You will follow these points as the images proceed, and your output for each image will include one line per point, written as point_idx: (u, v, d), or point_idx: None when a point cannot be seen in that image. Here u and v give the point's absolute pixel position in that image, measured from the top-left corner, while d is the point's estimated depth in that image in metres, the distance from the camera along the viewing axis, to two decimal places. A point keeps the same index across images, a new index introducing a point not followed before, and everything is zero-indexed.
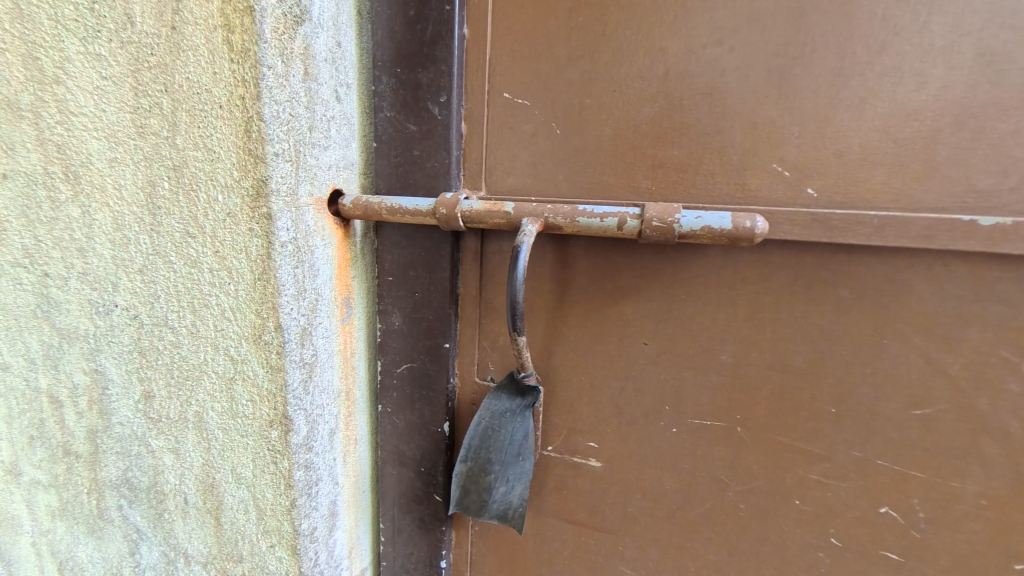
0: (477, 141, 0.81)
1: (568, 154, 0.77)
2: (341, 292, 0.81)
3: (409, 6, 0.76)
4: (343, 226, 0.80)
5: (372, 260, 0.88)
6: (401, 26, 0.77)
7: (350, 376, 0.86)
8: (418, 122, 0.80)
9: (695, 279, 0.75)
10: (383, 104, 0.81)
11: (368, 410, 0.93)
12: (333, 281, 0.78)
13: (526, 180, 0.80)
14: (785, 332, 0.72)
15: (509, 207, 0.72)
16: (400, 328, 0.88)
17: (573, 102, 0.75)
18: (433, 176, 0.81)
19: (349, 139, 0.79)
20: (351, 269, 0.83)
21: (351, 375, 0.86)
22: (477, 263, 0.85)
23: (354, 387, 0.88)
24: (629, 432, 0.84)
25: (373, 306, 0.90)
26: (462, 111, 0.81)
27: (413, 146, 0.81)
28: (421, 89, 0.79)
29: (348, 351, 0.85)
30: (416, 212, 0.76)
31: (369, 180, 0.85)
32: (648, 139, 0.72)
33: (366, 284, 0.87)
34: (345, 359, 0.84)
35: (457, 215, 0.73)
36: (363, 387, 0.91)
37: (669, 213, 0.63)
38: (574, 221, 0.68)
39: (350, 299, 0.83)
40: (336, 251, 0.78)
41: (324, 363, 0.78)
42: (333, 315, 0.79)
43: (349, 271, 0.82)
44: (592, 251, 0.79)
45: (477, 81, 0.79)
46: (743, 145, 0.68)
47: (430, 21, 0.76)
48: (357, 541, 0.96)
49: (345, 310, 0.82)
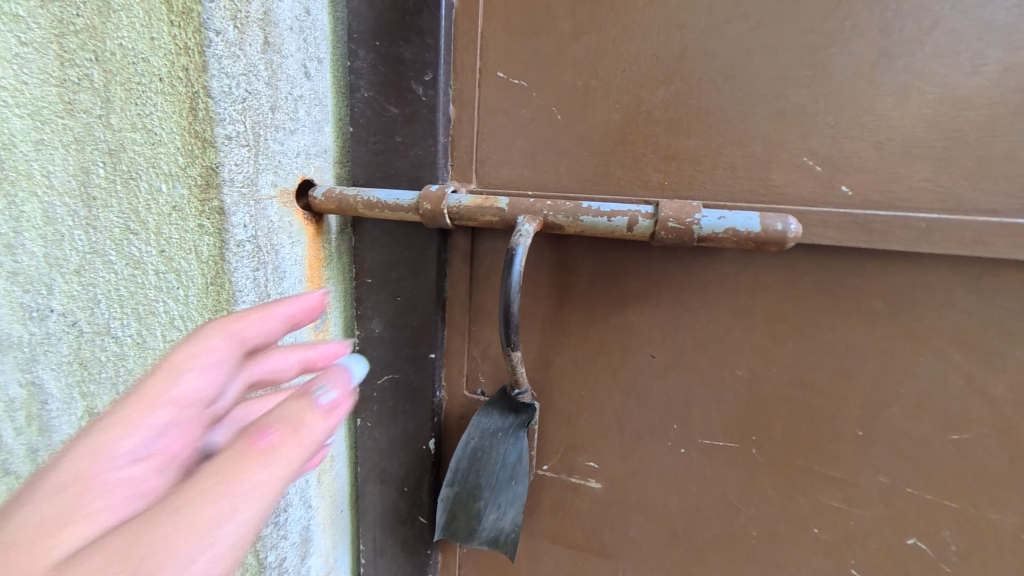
0: (467, 127, 0.72)
1: (570, 143, 0.68)
2: None
3: None
4: (314, 222, 0.71)
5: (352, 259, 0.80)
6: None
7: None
8: (400, 104, 0.70)
9: (709, 285, 0.67)
10: (359, 80, 0.71)
11: (347, 425, 0.86)
12: (303, 284, 0.70)
13: (522, 174, 0.71)
14: (810, 345, 0.65)
15: (502, 203, 0.63)
16: (380, 336, 0.80)
17: (576, 84, 0.66)
18: (416, 163, 0.71)
19: (321, 123, 0.70)
20: (324, 270, 0.75)
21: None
22: (466, 264, 0.76)
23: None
24: (632, 450, 0.76)
25: (352, 310, 0.82)
26: (450, 93, 0.71)
27: (392, 130, 0.71)
28: (403, 64, 0.69)
29: None
30: (398, 207, 0.67)
31: (348, 171, 0.76)
32: (661, 129, 0.64)
33: (344, 286, 0.79)
34: None
35: (442, 211, 0.64)
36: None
37: (688, 212, 0.54)
38: (576, 221, 0.60)
39: (324, 305, 0.75)
40: (306, 250, 0.70)
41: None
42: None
43: (322, 272, 0.74)
44: (595, 253, 0.71)
45: (467, 58, 0.70)
46: (768, 134, 0.60)
47: None
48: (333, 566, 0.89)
49: (318, 317, 0.74)
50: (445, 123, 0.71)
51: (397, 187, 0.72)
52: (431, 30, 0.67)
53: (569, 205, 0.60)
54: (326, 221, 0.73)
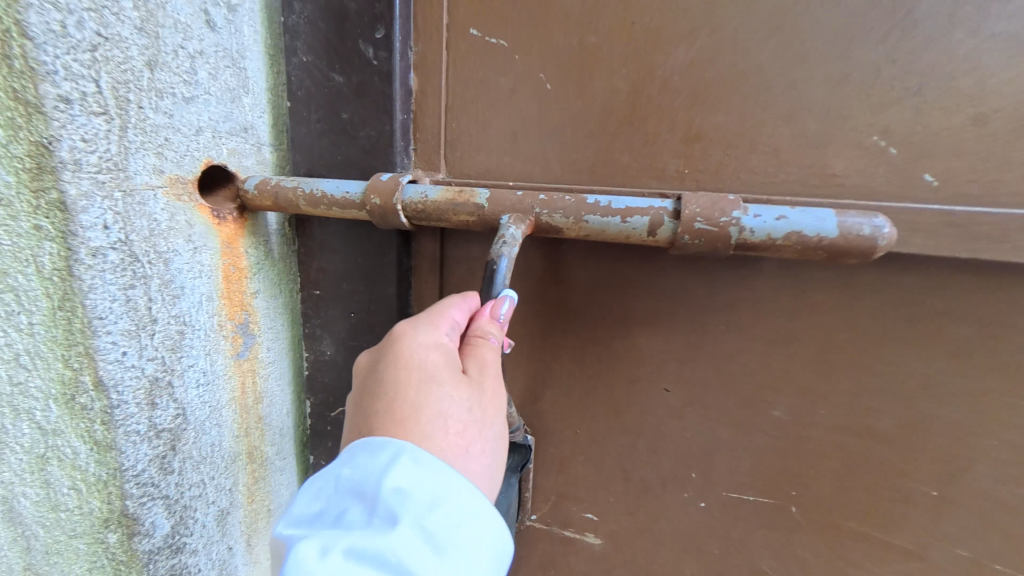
0: (432, 103, 0.57)
1: (562, 122, 0.53)
2: (232, 313, 0.57)
3: None
4: (231, 222, 0.55)
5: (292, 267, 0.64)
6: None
7: (253, 430, 0.63)
8: (346, 70, 0.55)
9: (741, 302, 0.52)
10: (292, 41, 0.56)
11: (291, 468, 0.71)
12: (215, 303, 0.54)
13: (502, 163, 0.56)
14: (871, 382, 0.50)
15: (480, 197, 0.48)
16: (331, 360, 0.66)
17: (571, 42, 0.51)
18: (369, 146, 0.56)
19: (239, 93, 0.54)
20: (248, 282, 0.59)
21: (256, 430, 0.63)
22: (436, 275, 0.62)
23: (261, 444, 0.64)
24: (640, 504, 0.62)
25: (292, 330, 0.66)
26: (410, 56, 0.56)
27: (338, 105, 0.56)
28: (348, 18, 0.53)
29: (246, 396, 0.61)
30: (346, 204, 0.52)
31: (280, 154, 0.60)
32: (680, 102, 0.49)
33: (281, 301, 0.64)
34: (243, 410, 0.61)
35: (395, 207, 0.49)
36: (280, 439, 0.68)
37: (723, 209, 0.39)
38: (582, 222, 0.44)
39: (249, 328, 0.60)
40: (221, 259, 0.55)
41: (196, 424, 0.54)
42: (218, 351, 0.56)
43: (245, 284, 0.58)
44: (594, 262, 0.56)
45: (431, 13, 0.55)
46: (825, 106, 0.45)
47: None
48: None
49: (241, 342, 0.59)
50: (406, 96, 0.56)
51: (347, 177, 0.57)
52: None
53: (570, 199, 0.45)
54: (249, 220, 0.57)
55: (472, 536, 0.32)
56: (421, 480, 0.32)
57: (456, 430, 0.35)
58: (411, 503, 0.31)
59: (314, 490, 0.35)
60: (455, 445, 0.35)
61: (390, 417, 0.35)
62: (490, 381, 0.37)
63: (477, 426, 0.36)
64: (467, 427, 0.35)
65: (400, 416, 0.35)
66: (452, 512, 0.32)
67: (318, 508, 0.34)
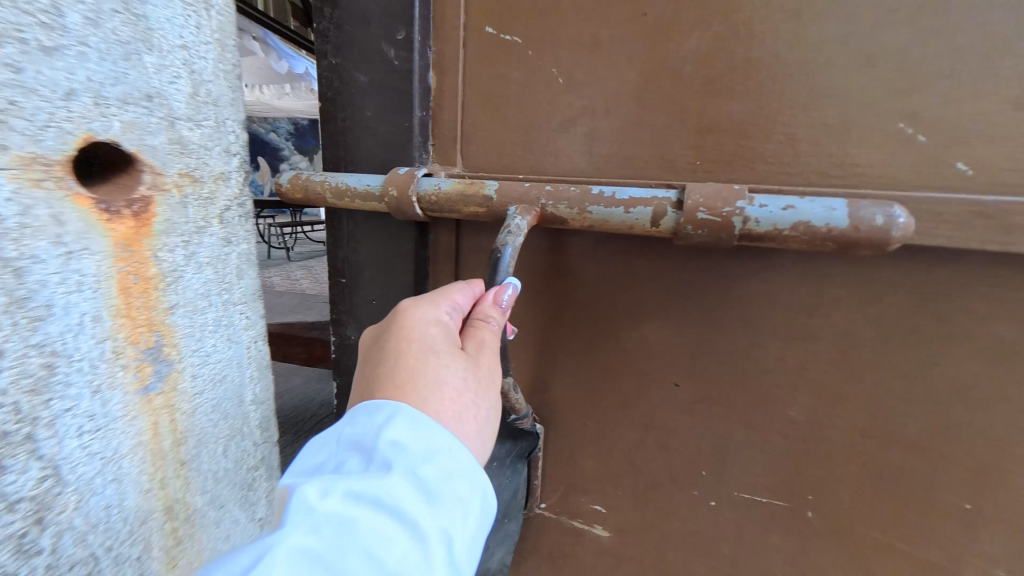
0: (450, 98, 0.59)
1: (574, 114, 0.54)
2: (129, 336, 0.40)
3: None
4: (128, 216, 0.39)
5: (228, 271, 0.50)
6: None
7: (176, 482, 0.46)
8: (370, 70, 0.58)
9: (754, 297, 0.51)
10: (320, 45, 0.60)
11: (229, 520, 0.54)
12: (101, 324, 0.38)
13: (516, 155, 0.57)
14: (898, 384, 0.48)
15: (489, 189, 0.50)
16: (353, 346, 0.70)
17: (582, 36, 0.52)
18: (389, 142, 0.59)
19: (147, 48, 0.39)
20: (160, 293, 0.43)
21: (179, 481, 0.46)
22: (452, 265, 0.64)
23: (189, 496, 0.48)
24: (649, 499, 0.62)
25: (232, 351, 0.52)
26: (429, 56, 0.59)
27: (362, 103, 0.60)
28: (372, 22, 0.57)
29: (159, 442, 0.44)
30: (366, 196, 0.55)
31: (207, 134, 0.46)
32: (693, 91, 0.48)
33: (224, 317, 0.50)
34: (155, 462, 0.44)
35: (410, 199, 0.52)
36: (216, 486, 0.51)
37: (726, 199, 0.39)
38: (586, 213, 0.45)
39: (162, 353, 0.43)
40: (106, 261, 0.38)
41: (79, 486, 0.37)
42: (110, 386, 0.39)
43: (150, 297, 0.42)
44: (605, 253, 0.57)
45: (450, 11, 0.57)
46: (847, 93, 0.44)
47: None
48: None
49: (150, 370, 0.42)
50: (424, 93, 0.59)
51: (369, 172, 0.61)
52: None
53: (574, 190, 0.46)
54: (159, 214, 0.42)
55: (464, 489, 0.34)
56: (418, 435, 0.34)
57: (451, 396, 0.37)
58: (407, 455, 0.33)
59: (314, 446, 0.36)
60: (451, 410, 0.36)
61: (391, 381, 0.37)
62: (483, 355, 0.39)
63: (473, 396, 0.38)
64: (461, 394, 0.37)
65: (399, 380, 0.36)
66: (448, 464, 0.34)
67: (316, 463, 0.35)
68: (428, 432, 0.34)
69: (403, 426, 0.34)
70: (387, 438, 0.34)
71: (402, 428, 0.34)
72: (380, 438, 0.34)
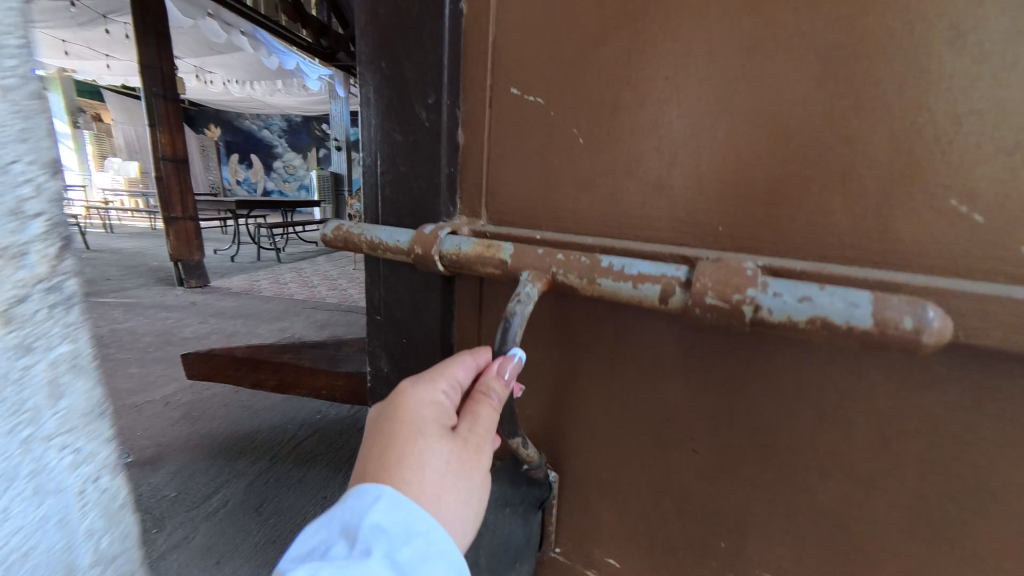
0: (475, 151, 0.61)
1: (596, 173, 0.53)
2: None
3: None
4: None
5: (26, 395, 0.37)
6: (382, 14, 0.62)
7: None
8: (404, 132, 0.62)
9: (781, 371, 0.48)
10: (364, 110, 0.65)
11: None
12: None
13: (539, 209, 0.57)
14: (947, 484, 0.42)
15: (504, 252, 0.51)
16: (388, 375, 0.74)
17: (603, 101, 0.51)
18: (422, 195, 0.63)
19: None
20: None
21: None
22: (477, 308, 0.66)
23: None
24: (665, 562, 0.60)
25: (46, 502, 0.39)
26: (458, 116, 0.61)
27: (399, 159, 0.64)
28: (407, 88, 0.61)
29: None
30: (395, 249, 0.59)
31: None
32: (720, 157, 0.47)
33: (25, 459, 0.37)
34: None
35: (433, 257, 0.55)
36: None
37: (737, 285, 0.36)
38: (594, 283, 0.45)
39: None
40: None
41: None
42: None
43: None
44: (626, 310, 0.56)
45: (477, 70, 0.59)
46: (887, 167, 0.40)
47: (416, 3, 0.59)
48: (267, 513, 1.02)
49: None
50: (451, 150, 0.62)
51: (403, 224, 0.65)
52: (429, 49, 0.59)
53: (585, 260, 0.46)
54: None
55: (440, 570, 0.37)
56: (398, 520, 0.37)
57: (433, 480, 0.40)
58: (387, 540, 0.36)
59: (306, 531, 0.38)
60: (433, 494, 0.39)
61: (383, 462, 0.40)
62: (473, 436, 0.41)
63: (456, 480, 0.40)
64: (443, 476, 0.40)
65: (389, 462, 0.40)
66: (424, 547, 0.37)
67: (307, 547, 0.37)
68: (409, 516, 0.37)
69: (386, 510, 0.37)
70: (370, 522, 0.37)
71: (386, 511, 0.37)
72: (365, 520, 0.37)
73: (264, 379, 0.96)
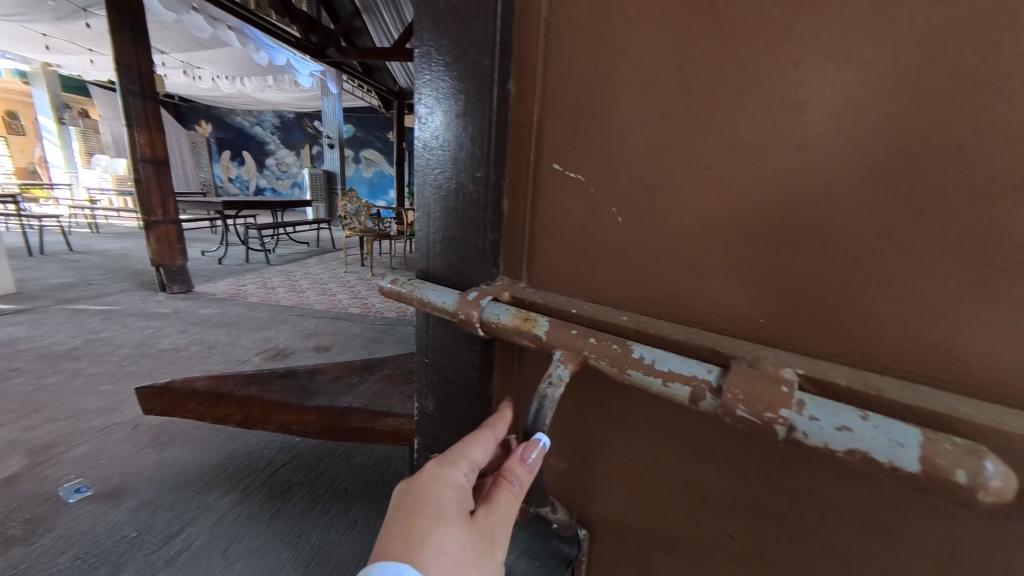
0: (522, 216, 0.47)
1: (635, 230, 0.39)
2: None
3: (448, 23, 0.47)
4: None
5: None
6: (441, 39, 0.48)
7: None
8: (445, 198, 0.51)
9: (846, 533, 0.34)
10: (422, 149, 0.53)
11: None
12: None
13: (575, 275, 0.44)
14: None
15: (540, 325, 0.39)
16: (435, 416, 0.64)
17: (614, 154, 0.39)
18: (463, 262, 0.51)
19: None
20: None
21: None
22: (518, 362, 0.55)
23: None
24: None
25: None
26: (508, 184, 0.48)
27: (444, 215, 0.52)
28: (452, 148, 0.49)
29: None
30: (440, 310, 0.47)
31: None
32: (770, 212, 0.32)
33: None
34: None
35: (474, 325, 0.43)
36: None
37: (769, 400, 0.27)
38: (624, 372, 0.34)
39: None
40: None
41: None
42: None
43: None
44: (641, 395, 0.43)
45: (529, 113, 0.45)
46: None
47: (472, 45, 0.45)
48: (233, 558, 0.94)
49: None
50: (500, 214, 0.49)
51: (449, 282, 0.53)
52: (483, 93, 0.46)
53: (616, 346, 0.35)
54: None
55: None
56: None
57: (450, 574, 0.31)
58: None
59: None
60: None
61: (398, 540, 0.32)
62: (490, 521, 0.34)
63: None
64: (457, 568, 0.32)
65: (408, 540, 0.32)
66: None
67: None
68: None
69: None
70: None
71: None
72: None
73: (228, 415, 0.87)
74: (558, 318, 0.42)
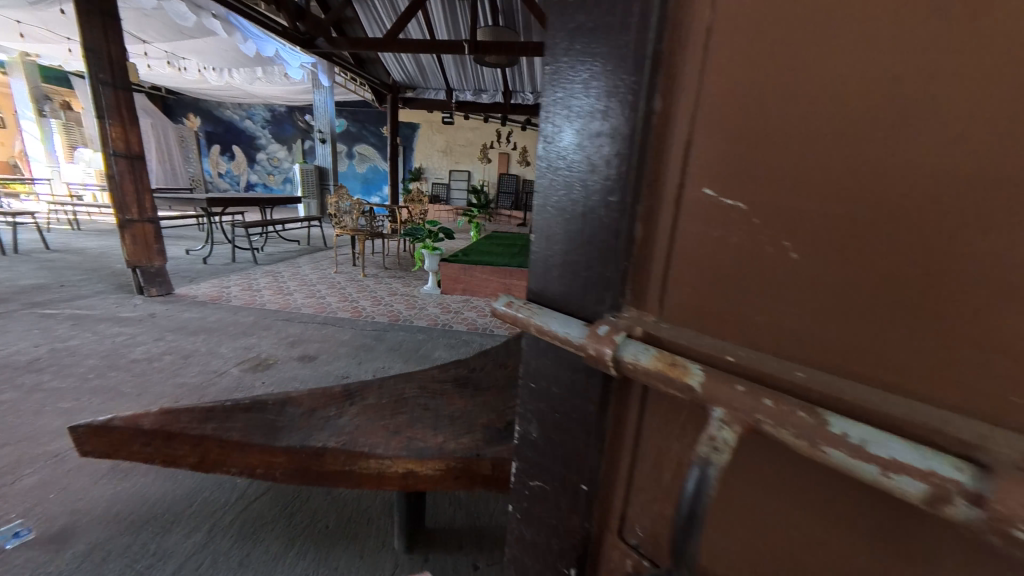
0: (659, 249, 0.36)
1: (811, 276, 0.27)
2: None
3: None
4: None
5: None
6: (590, 20, 0.38)
7: None
8: (574, 213, 0.42)
9: None
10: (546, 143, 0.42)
11: None
12: None
13: (735, 316, 0.31)
14: None
15: (695, 373, 0.30)
16: (539, 446, 0.50)
17: (731, 195, 0.31)
18: (581, 288, 0.42)
19: None
20: None
21: None
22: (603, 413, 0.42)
23: None
24: None
25: None
26: (647, 198, 0.36)
27: (565, 231, 0.43)
28: (588, 154, 0.39)
29: None
30: (563, 343, 0.38)
31: None
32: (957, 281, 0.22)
33: None
34: None
35: (606, 364, 0.34)
36: None
37: None
38: (816, 447, 0.25)
39: None
40: None
41: None
42: None
43: None
44: (749, 484, 0.34)
45: (685, 114, 0.32)
46: None
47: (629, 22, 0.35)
48: None
49: None
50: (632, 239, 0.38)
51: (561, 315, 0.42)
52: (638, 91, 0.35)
53: (804, 413, 0.26)
54: None
55: None
56: None
57: None
58: None
59: None
60: None
61: None
62: None
63: None
64: None
65: None
66: None
67: None
68: None
69: None
70: None
71: None
72: None
73: (181, 456, 0.73)
74: (715, 367, 0.31)
